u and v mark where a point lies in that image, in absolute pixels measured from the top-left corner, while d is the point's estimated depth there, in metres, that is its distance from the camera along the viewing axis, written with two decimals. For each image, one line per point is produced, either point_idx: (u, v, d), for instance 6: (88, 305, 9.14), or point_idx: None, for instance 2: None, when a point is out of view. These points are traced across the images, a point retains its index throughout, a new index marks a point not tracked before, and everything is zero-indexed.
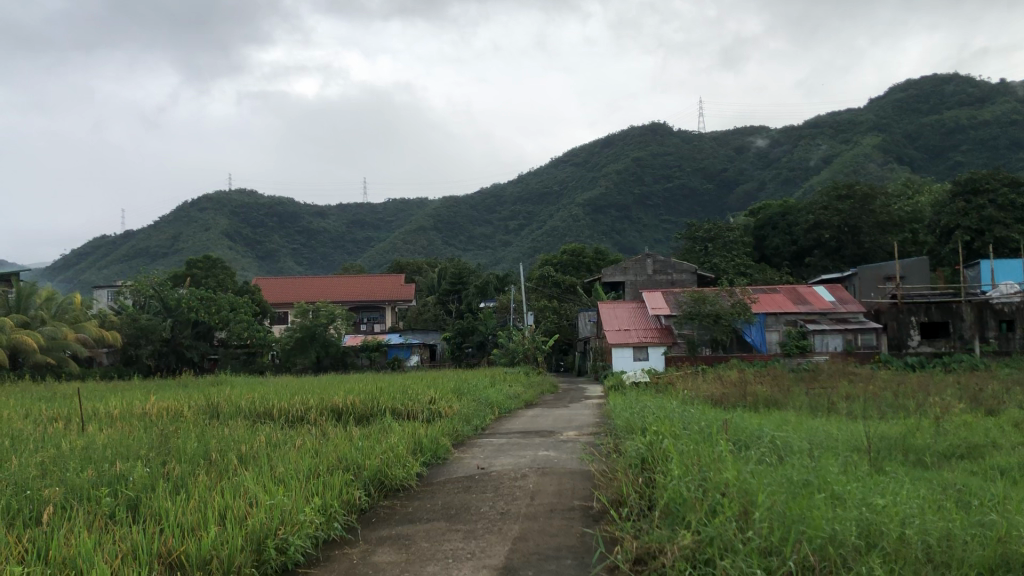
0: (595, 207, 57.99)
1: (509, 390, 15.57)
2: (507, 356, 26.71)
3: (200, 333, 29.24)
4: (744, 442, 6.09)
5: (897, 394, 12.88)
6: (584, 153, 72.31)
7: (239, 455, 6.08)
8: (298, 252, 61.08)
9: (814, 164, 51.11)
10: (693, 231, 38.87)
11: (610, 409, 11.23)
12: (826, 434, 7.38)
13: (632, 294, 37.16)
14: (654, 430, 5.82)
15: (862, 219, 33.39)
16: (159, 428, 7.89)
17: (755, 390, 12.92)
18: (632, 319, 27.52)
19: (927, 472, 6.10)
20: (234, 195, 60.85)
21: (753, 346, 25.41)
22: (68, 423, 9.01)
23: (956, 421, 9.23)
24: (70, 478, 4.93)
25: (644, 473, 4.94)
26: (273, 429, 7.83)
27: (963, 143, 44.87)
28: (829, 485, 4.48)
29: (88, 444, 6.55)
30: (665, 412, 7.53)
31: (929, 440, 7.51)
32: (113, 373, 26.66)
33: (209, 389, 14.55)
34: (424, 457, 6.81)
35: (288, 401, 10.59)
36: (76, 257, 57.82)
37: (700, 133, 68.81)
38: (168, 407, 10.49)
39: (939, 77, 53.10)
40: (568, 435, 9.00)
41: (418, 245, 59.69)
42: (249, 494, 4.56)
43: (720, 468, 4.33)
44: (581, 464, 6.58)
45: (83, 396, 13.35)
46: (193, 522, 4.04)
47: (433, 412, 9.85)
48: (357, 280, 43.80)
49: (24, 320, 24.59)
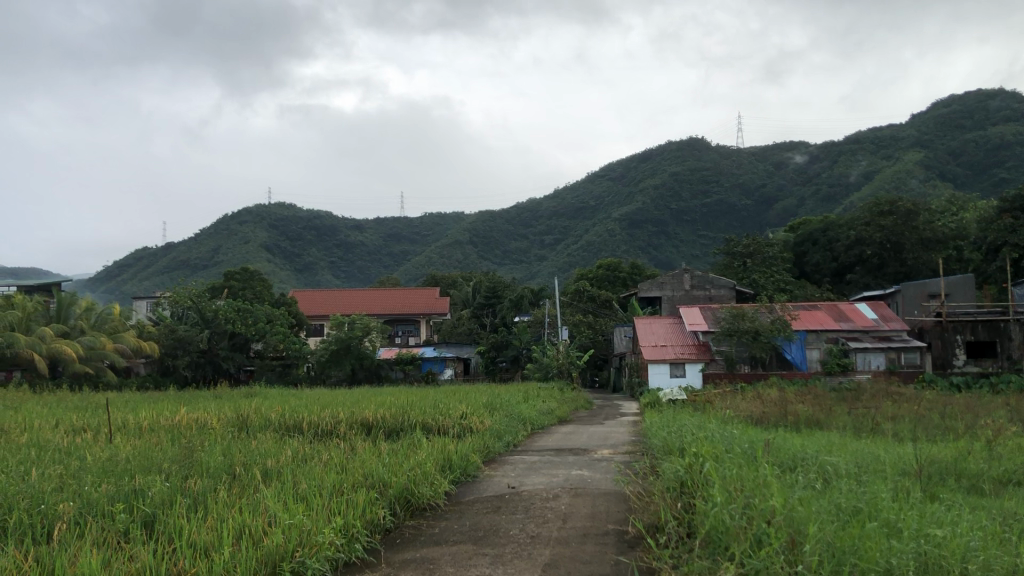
0: (631, 221, 57.64)
1: (541, 404, 15.38)
2: (541, 370, 26.41)
3: (237, 345, 29.31)
4: (788, 466, 5.82)
5: (943, 415, 12.45)
6: (621, 168, 72.10)
7: (264, 469, 5.96)
8: (335, 264, 61.38)
9: (854, 180, 50.42)
10: (732, 246, 38.42)
11: (647, 427, 10.98)
12: (873, 457, 7.06)
13: (669, 309, 36.66)
14: (694, 450, 5.54)
15: (905, 235, 32.68)
16: (188, 440, 7.78)
17: (795, 410, 12.54)
18: (669, 334, 27.11)
19: (984, 500, 5.74)
20: (273, 208, 61.44)
21: (793, 363, 24.83)
22: (97, 433, 8.93)
23: (1009, 445, 8.80)
24: (88, 492, 4.78)
25: (683, 496, 4.68)
26: (300, 443, 7.70)
27: (1009, 159, 43.87)
28: (881, 513, 4.19)
29: (112, 456, 6.47)
30: (704, 431, 7.24)
31: (983, 464, 7.16)
32: (150, 383, 26.84)
33: (240, 400, 14.53)
34: (453, 475, 6.61)
35: (316, 414, 10.48)
36: (118, 267, 58.58)
37: (738, 149, 68.28)
38: (198, 418, 10.39)
39: (983, 93, 52.09)
40: (602, 453, 8.76)
41: (454, 259, 59.75)
42: (269, 512, 4.37)
43: (766, 494, 4.04)
44: (616, 485, 6.32)
45: (114, 407, 13.31)
46: (208, 541, 3.87)
47: (462, 428, 9.62)
48: (393, 294, 43.88)
49: (63, 329, 24.88)
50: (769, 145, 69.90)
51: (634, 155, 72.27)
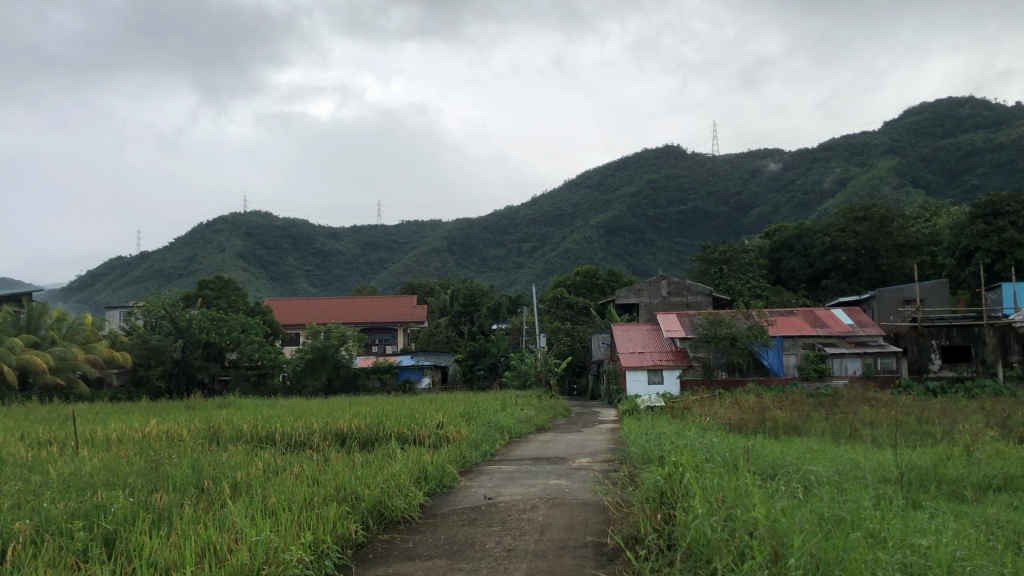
0: (609, 229, 57.71)
1: (519, 412, 15.27)
2: (520, 378, 26.30)
3: (211, 354, 28.94)
4: (769, 474, 5.73)
5: (921, 420, 12.42)
6: (598, 175, 72.34)
7: (233, 482, 5.79)
8: (312, 273, 60.95)
9: (829, 187, 50.82)
10: (708, 253, 38.54)
11: (625, 434, 10.92)
12: (853, 463, 7.01)
13: (647, 316, 36.66)
14: (673, 460, 5.43)
15: (879, 241, 32.88)
16: (156, 452, 7.56)
17: (773, 416, 12.54)
18: (647, 341, 27.08)
19: (967, 506, 5.68)
20: (249, 215, 60.93)
21: (770, 370, 24.85)
22: (64, 446, 8.72)
23: (987, 450, 8.80)
24: (47, 509, 4.59)
25: (663, 508, 4.56)
26: (273, 455, 7.53)
27: (979, 166, 44.32)
28: (865, 523, 4.09)
29: (75, 470, 6.28)
30: (683, 439, 7.14)
31: (963, 469, 7.12)
32: (123, 394, 26.42)
33: (215, 410, 14.30)
34: (428, 487, 6.45)
35: (290, 424, 10.32)
36: (91, 277, 57.83)
37: (714, 157, 68.68)
38: (167, 430, 10.16)
39: (953, 100, 52.67)
40: (580, 462, 8.69)
41: (431, 267, 59.57)
42: (236, 529, 4.20)
43: (748, 505, 3.94)
44: (594, 496, 6.19)
45: (84, 418, 13.03)
46: (172, 560, 3.70)
47: (440, 437, 9.49)
48: (371, 302, 43.61)
49: (34, 340, 24.42)
50: (744, 152, 70.37)
51: (611, 163, 72.51)
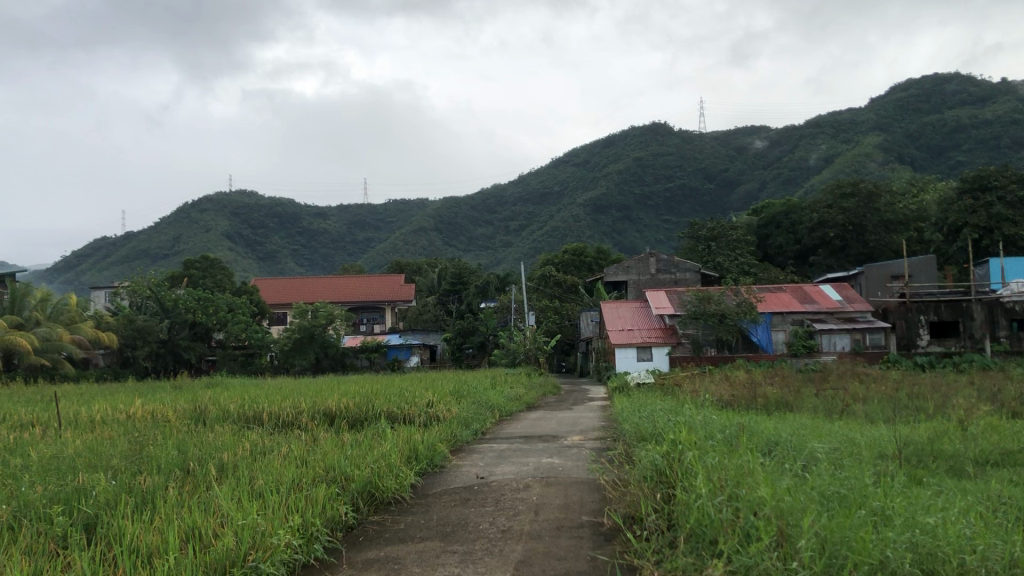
0: (596, 206, 57.57)
1: (508, 390, 15.04)
2: (508, 356, 26.18)
3: (198, 334, 28.74)
4: (768, 451, 5.63)
5: (912, 396, 12.39)
6: (585, 153, 72.10)
7: (220, 463, 5.66)
8: (299, 253, 60.55)
9: (815, 164, 50.80)
10: (696, 229, 38.41)
11: (616, 412, 10.78)
12: (849, 440, 6.91)
13: (635, 293, 36.58)
14: (671, 437, 5.30)
15: (867, 217, 32.85)
16: (135, 434, 7.38)
17: (764, 392, 12.49)
18: (636, 319, 27.00)
19: (969, 483, 5.60)
20: (234, 196, 60.37)
21: (759, 346, 24.84)
22: (46, 428, 8.53)
23: (981, 425, 8.73)
24: (25, 493, 4.44)
25: (662, 487, 4.45)
26: (260, 435, 7.37)
27: (965, 142, 44.32)
28: (870, 501, 3.99)
29: (56, 452, 6.12)
30: (679, 416, 7.02)
31: (960, 445, 7.04)
32: (109, 375, 26.21)
33: (199, 391, 14.04)
34: (419, 467, 6.34)
35: (278, 404, 10.12)
36: (76, 258, 57.22)
37: (700, 134, 68.54)
38: (153, 411, 10.00)
39: (939, 76, 52.61)
40: (572, 440, 8.55)
41: (419, 246, 59.23)
42: (223, 512, 4.06)
43: (751, 484, 3.83)
44: (590, 474, 6.09)
45: (68, 400, 12.84)
46: (156, 545, 3.57)
47: (430, 416, 9.35)
48: (358, 281, 43.36)
49: (18, 321, 24.06)
50: (730, 129, 70.22)
51: (597, 142, 72.33)
